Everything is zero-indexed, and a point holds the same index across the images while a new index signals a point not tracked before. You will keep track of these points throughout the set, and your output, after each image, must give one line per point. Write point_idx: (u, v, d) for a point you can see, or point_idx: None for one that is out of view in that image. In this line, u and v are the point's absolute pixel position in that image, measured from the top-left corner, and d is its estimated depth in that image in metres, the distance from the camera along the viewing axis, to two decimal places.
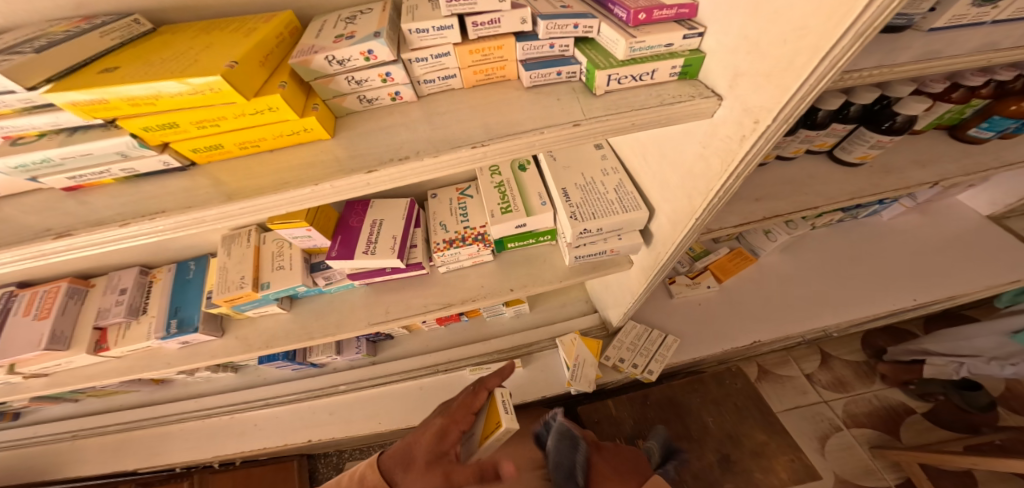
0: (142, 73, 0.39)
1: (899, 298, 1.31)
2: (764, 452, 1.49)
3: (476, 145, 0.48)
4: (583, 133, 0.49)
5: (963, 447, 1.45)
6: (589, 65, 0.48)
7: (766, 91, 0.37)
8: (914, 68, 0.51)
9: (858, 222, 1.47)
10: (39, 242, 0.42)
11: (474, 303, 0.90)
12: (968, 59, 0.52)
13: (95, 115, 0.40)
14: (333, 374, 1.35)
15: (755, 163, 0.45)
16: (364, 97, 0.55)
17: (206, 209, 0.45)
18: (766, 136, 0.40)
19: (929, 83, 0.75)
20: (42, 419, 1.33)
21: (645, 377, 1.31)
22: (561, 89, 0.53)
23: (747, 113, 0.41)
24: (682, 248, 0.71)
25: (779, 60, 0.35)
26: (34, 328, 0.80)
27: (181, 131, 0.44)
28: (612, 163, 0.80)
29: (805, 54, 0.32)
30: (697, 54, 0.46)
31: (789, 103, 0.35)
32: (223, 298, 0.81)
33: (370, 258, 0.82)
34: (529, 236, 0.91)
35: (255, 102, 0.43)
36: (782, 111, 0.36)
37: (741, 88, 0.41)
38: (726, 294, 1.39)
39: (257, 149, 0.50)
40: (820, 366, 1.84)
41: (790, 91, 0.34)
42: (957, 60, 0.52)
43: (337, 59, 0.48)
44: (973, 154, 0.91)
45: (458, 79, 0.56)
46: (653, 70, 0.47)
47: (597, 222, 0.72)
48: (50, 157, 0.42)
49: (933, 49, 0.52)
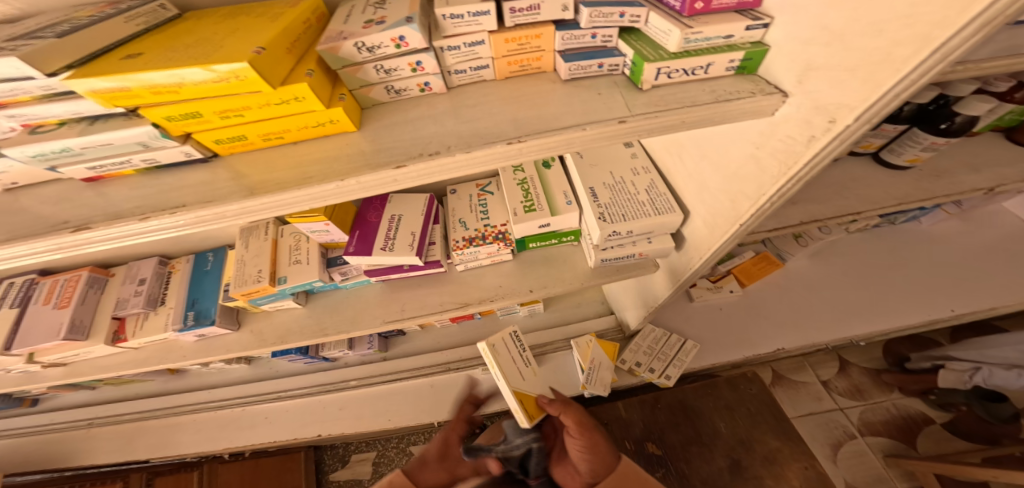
0: (166, 59, 0.37)
1: (935, 309, 1.26)
2: (776, 458, 1.43)
3: (512, 141, 0.44)
4: (628, 130, 0.45)
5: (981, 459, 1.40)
6: (635, 57, 0.44)
7: (848, 88, 0.33)
8: (998, 64, 0.46)
9: (891, 228, 1.41)
10: (58, 234, 0.40)
11: (491, 304, 0.88)
12: None
13: (116, 103, 0.38)
14: (344, 368, 1.34)
15: (819, 166, 0.41)
16: (392, 87, 0.52)
17: (228, 203, 0.42)
18: (841, 137, 0.36)
19: (993, 81, 0.69)
20: (59, 407, 1.34)
21: (662, 381, 1.27)
22: (601, 83, 0.49)
23: (820, 112, 0.37)
24: (717, 255, 0.67)
25: (871, 53, 0.31)
26: (54, 318, 0.79)
27: (203, 121, 0.42)
28: (643, 162, 0.76)
29: (909, 45, 0.28)
30: (761, 47, 0.42)
31: (879, 102, 0.31)
32: (240, 292, 0.79)
33: (388, 255, 0.80)
34: (552, 236, 0.88)
35: (280, 91, 0.41)
36: (867, 111, 0.32)
37: (812, 84, 0.37)
38: (750, 299, 1.35)
39: (281, 141, 0.47)
40: (838, 373, 1.77)
41: (884, 88, 0.30)
42: None
43: (366, 46, 0.45)
44: None
45: (491, 69, 0.53)
46: (709, 64, 0.42)
47: (627, 224, 0.69)
48: (69, 147, 0.40)
49: (1017, 44, 0.47)
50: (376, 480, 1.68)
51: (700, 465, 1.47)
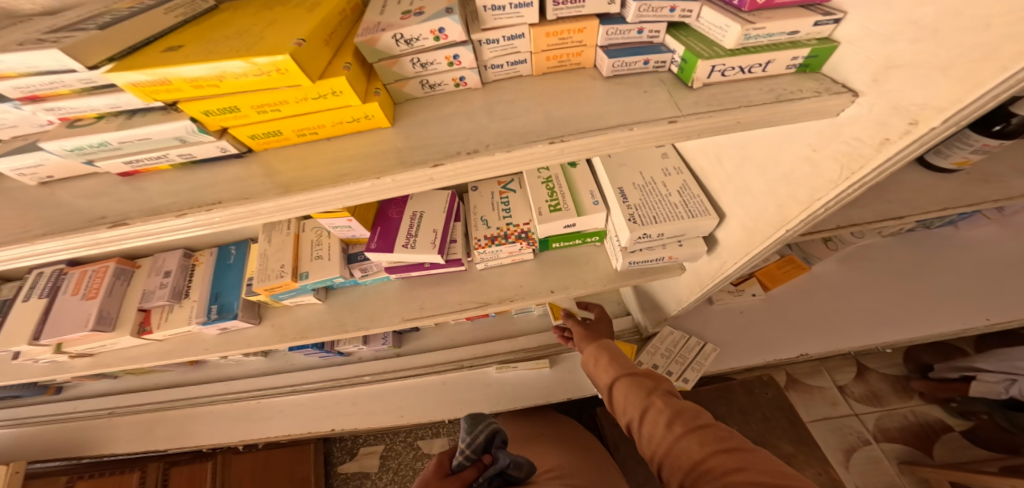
0: (208, 51, 0.36)
1: (969, 318, 1.23)
2: (790, 464, 1.41)
3: (555, 140, 0.43)
4: (678, 131, 0.42)
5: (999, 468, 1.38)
6: (686, 53, 0.42)
7: (937, 87, 0.31)
8: None
9: (920, 233, 1.37)
10: (95, 230, 0.39)
11: (512, 304, 0.86)
12: None
13: (155, 97, 0.37)
14: (358, 363, 1.35)
15: (886, 171, 0.39)
16: (426, 82, 0.50)
17: (264, 201, 0.41)
18: (921, 140, 0.34)
19: None
20: (82, 395, 1.36)
21: (680, 385, 1.23)
22: (646, 80, 0.47)
23: (897, 113, 0.35)
24: (753, 259, 0.65)
25: (970, 50, 0.29)
26: (82, 308, 0.79)
27: (240, 115, 0.41)
28: (674, 162, 0.74)
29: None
30: (828, 43, 0.39)
31: (975, 103, 0.29)
32: (264, 286, 0.79)
33: (410, 253, 0.78)
34: (576, 237, 0.86)
35: (319, 85, 0.39)
36: (959, 112, 0.30)
37: (890, 83, 0.35)
38: (772, 303, 1.32)
39: (315, 136, 0.46)
40: (855, 378, 1.73)
41: (986, 87, 0.28)
42: None
43: (405, 38, 0.44)
44: None
45: (528, 65, 0.51)
46: (770, 61, 0.40)
47: (658, 227, 0.66)
48: (106, 141, 0.39)
49: None
50: (383, 474, 1.69)
51: None
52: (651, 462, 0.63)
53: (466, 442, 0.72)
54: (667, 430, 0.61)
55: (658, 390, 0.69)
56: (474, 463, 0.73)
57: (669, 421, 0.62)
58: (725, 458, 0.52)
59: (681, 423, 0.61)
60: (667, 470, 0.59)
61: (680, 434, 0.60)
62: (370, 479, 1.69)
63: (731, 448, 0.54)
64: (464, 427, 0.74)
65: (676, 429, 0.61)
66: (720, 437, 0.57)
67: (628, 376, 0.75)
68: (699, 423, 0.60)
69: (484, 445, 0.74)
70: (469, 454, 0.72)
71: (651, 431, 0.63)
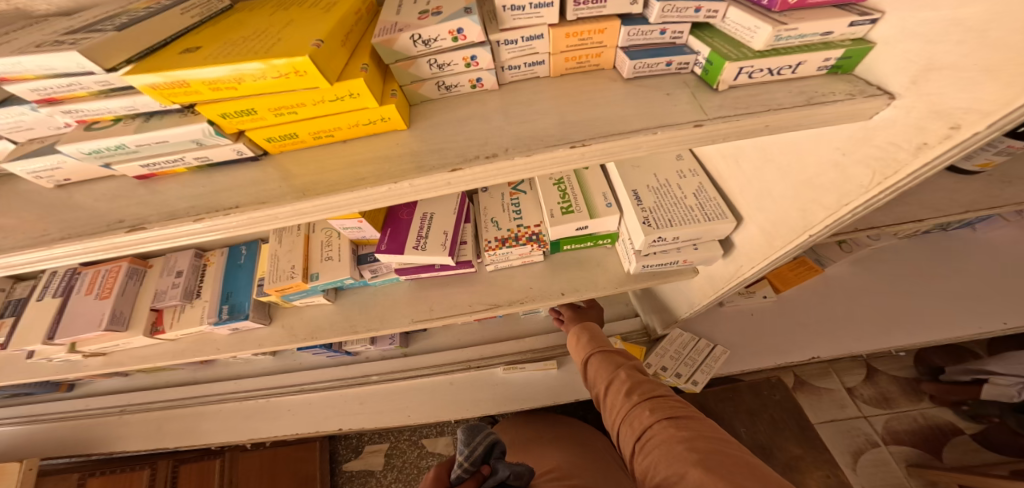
0: (225, 53, 0.35)
1: (987, 321, 1.21)
2: (798, 466, 1.40)
3: (576, 145, 0.42)
4: (703, 135, 0.41)
5: (1010, 472, 1.37)
6: (712, 55, 0.41)
7: (983, 90, 0.30)
8: None
9: (936, 235, 1.35)
10: (113, 234, 0.39)
11: (523, 306, 0.85)
12: None
13: (172, 100, 0.37)
14: (365, 363, 1.35)
15: (920, 177, 0.38)
16: (443, 83, 0.49)
17: (281, 205, 0.40)
18: (962, 145, 0.33)
19: None
20: (95, 392, 1.38)
21: (689, 387, 1.22)
22: (669, 82, 0.46)
23: (937, 117, 0.34)
24: (772, 263, 0.64)
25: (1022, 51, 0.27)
26: (95, 308, 0.80)
27: (257, 118, 0.40)
28: (689, 164, 0.72)
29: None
30: (862, 45, 0.38)
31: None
32: (274, 287, 0.79)
33: (420, 254, 0.78)
34: (588, 239, 0.85)
35: (337, 87, 0.39)
36: (1005, 117, 0.29)
37: (930, 85, 0.34)
38: (783, 305, 1.31)
39: (331, 139, 0.46)
40: (864, 380, 1.71)
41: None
42: None
43: (423, 39, 0.43)
44: None
45: (546, 66, 0.50)
46: (800, 62, 0.39)
47: (674, 230, 0.65)
48: (125, 144, 0.38)
49: None
50: (388, 472, 1.69)
51: None
52: (611, 429, 0.69)
53: (465, 455, 0.69)
54: (627, 401, 0.66)
55: (625, 365, 0.73)
56: (473, 474, 0.70)
57: (630, 391, 0.67)
58: (673, 427, 0.57)
59: (640, 393, 0.66)
60: (623, 436, 0.64)
61: (638, 405, 0.64)
62: (375, 477, 1.70)
63: (679, 417, 0.59)
64: (462, 439, 0.70)
65: (636, 401, 0.65)
66: (671, 408, 0.62)
67: (602, 352, 0.78)
68: (656, 396, 0.65)
69: (483, 455, 0.71)
70: (467, 466, 0.69)
71: (615, 403, 0.68)
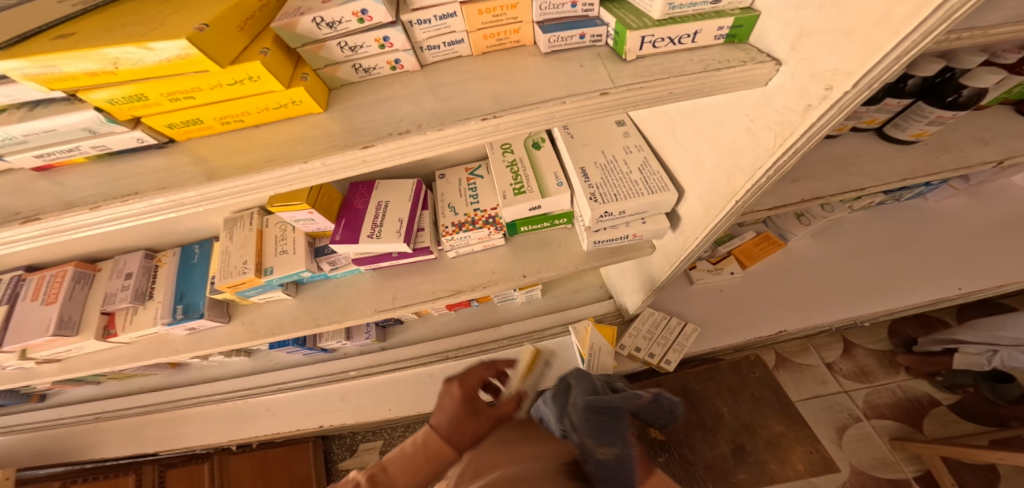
0: (103, 40, 0.34)
1: (942, 287, 1.25)
2: (781, 443, 1.40)
3: (487, 117, 0.42)
4: (610, 103, 0.44)
5: (989, 442, 1.41)
6: (618, 25, 0.44)
7: (844, 52, 0.35)
8: (958, 36, 0.50)
9: (899, 205, 1.39)
10: (8, 226, 0.38)
11: (485, 290, 0.85)
12: (1007, 28, 0.51)
13: (56, 87, 0.36)
14: (343, 359, 1.33)
15: (815, 138, 0.42)
16: (360, 66, 0.48)
17: (184, 191, 0.40)
18: (838, 105, 0.37)
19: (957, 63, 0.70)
20: (66, 402, 1.35)
21: (663, 367, 1.24)
22: (584, 55, 0.47)
23: (816, 79, 0.38)
24: (714, 233, 0.64)
25: (868, 15, 0.32)
26: (42, 313, 0.79)
27: (152, 104, 0.39)
28: (635, 139, 0.71)
29: (908, 5, 0.29)
30: (749, 13, 0.43)
31: (875, 67, 0.33)
32: (226, 284, 0.77)
33: (376, 243, 0.76)
34: (543, 220, 0.83)
35: (231, 71, 0.38)
36: (864, 77, 0.34)
37: (806, 50, 0.39)
38: (751, 280, 1.33)
39: (241, 124, 0.45)
40: (843, 355, 1.74)
41: (884, 49, 0.31)
42: (992, 30, 0.51)
43: (327, 21, 0.42)
44: (1010, 135, 0.91)
45: (467, 44, 0.49)
46: (697, 31, 0.43)
47: (620, 204, 0.64)
48: (12, 134, 0.38)
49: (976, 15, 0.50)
50: None
51: (703, 450, 1.44)
52: None
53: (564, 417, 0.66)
54: None
55: None
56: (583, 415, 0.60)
57: None
58: None
59: None
60: None
61: None
62: None
63: None
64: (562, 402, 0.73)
65: None
66: None
67: None
68: None
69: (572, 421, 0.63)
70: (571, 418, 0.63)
71: None
